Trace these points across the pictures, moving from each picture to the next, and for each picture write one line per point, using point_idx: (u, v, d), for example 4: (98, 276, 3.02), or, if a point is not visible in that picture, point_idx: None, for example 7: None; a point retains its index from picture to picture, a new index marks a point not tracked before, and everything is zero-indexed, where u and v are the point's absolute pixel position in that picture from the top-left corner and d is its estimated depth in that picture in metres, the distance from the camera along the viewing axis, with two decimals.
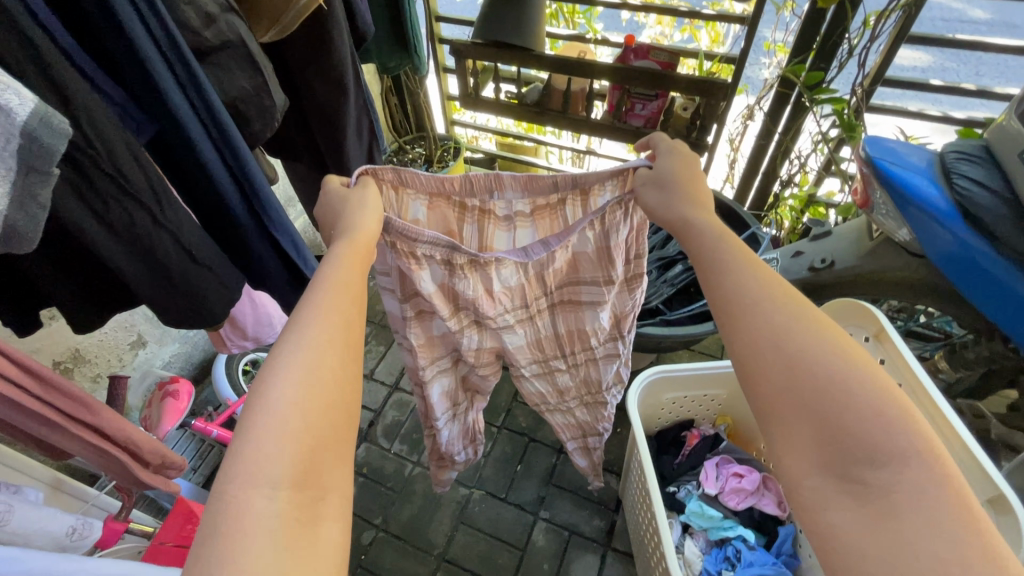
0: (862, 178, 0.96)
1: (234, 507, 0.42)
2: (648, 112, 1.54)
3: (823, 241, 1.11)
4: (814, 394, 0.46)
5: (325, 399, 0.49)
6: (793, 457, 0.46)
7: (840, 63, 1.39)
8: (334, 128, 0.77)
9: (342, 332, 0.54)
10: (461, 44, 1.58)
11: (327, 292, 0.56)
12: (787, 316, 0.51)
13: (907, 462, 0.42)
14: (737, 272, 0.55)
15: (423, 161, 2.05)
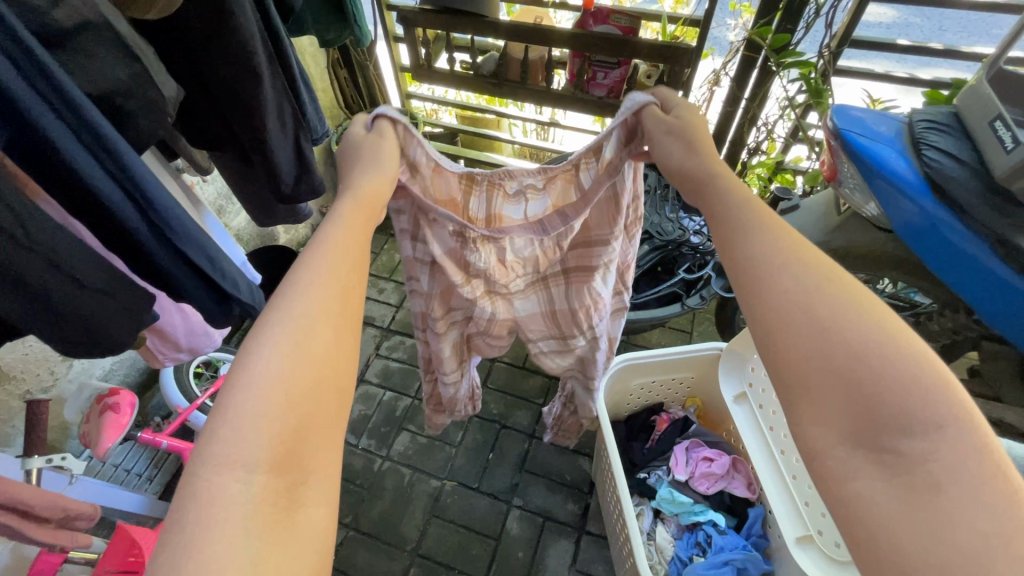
0: (829, 149, 0.92)
1: (204, 492, 0.36)
2: (611, 81, 1.46)
3: (790, 215, 1.07)
4: (844, 349, 0.42)
5: (319, 370, 0.43)
6: (818, 427, 0.41)
7: (806, 24, 1.33)
8: (251, 117, 0.68)
9: (342, 295, 0.49)
10: (408, 11, 1.46)
11: (328, 248, 0.51)
12: (810, 270, 0.46)
13: (942, 430, 0.39)
14: (762, 232, 0.50)
15: None
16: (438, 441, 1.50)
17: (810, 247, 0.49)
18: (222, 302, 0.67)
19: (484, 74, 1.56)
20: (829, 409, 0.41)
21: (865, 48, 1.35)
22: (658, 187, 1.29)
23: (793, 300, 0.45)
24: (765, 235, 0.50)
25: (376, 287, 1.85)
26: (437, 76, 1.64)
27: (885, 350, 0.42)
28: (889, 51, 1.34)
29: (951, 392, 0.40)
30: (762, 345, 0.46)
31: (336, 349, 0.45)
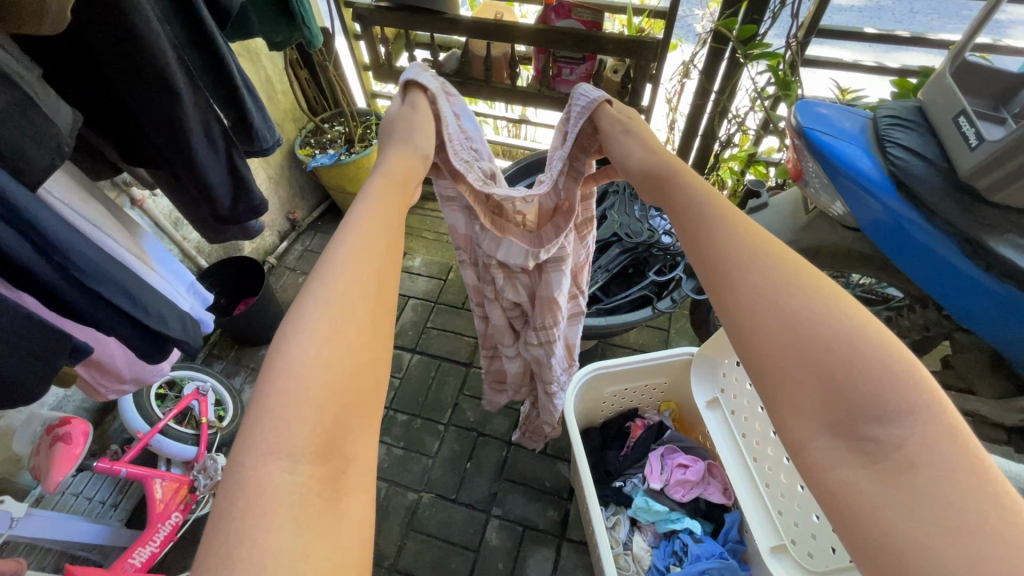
0: (793, 148, 0.90)
1: (253, 482, 0.37)
2: (577, 77, 1.42)
3: (759, 214, 1.05)
4: (815, 335, 0.41)
5: (356, 356, 0.44)
6: (796, 418, 0.41)
7: (772, 13, 1.30)
8: (174, 137, 0.63)
9: (373, 282, 0.50)
10: (364, 8, 1.40)
11: (357, 239, 0.52)
12: (778, 260, 0.46)
13: (916, 415, 0.37)
14: (719, 227, 0.50)
15: (344, 142, 1.88)
16: (415, 452, 1.47)
17: (774, 240, 0.48)
18: (151, 338, 0.62)
19: (448, 73, 1.50)
20: (806, 398, 0.40)
21: (833, 38, 1.32)
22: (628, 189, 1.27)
23: (756, 294, 0.45)
24: (731, 231, 0.49)
25: None
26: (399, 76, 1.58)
27: (855, 336, 0.41)
28: (857, 39, 1.32)
29: (919, 377, 0.39)
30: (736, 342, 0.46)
31: (369, 334, 0.46)
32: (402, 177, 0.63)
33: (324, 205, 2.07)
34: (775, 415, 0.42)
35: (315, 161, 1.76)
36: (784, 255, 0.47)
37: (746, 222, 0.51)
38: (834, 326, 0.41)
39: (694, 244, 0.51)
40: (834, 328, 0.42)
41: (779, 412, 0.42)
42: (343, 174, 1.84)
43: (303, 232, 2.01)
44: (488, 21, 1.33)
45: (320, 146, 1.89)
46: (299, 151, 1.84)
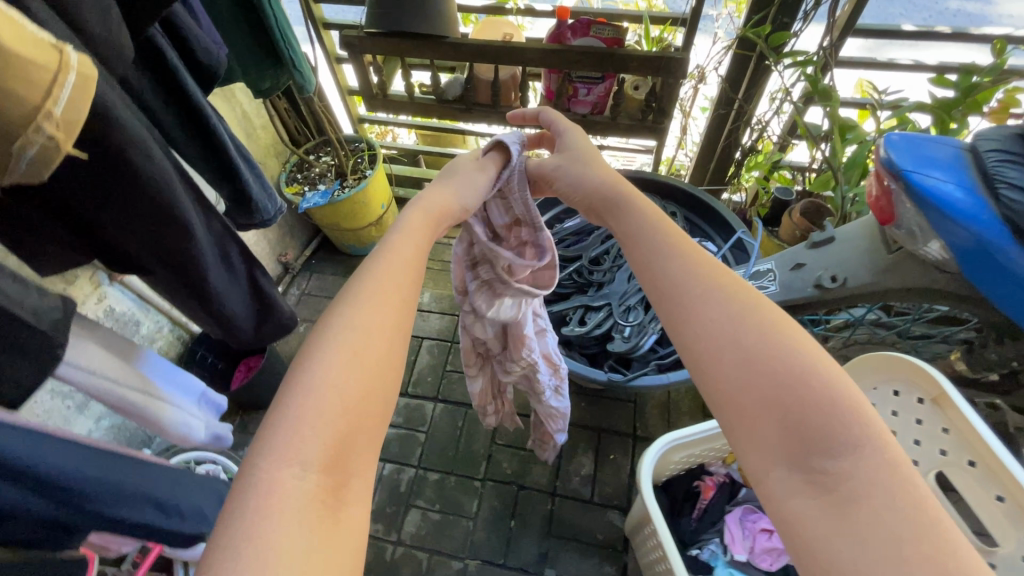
0: (883, 190, 0.80)
1: (266, 485, 0.42)
2: (595, 97, 1.29)
3: (825, 248, 0.96)
4: (771, 370, 0.50)
5: (377, 381, 0.50)
6: (757, 450, 0.48)
7: (804, 14, 1.20)
8: (189, 276, 0.51)
9: (399, 311, 0.56)
10: (353, 36, 1.24)
11: (382, 271, 0.59)
12: (726, 297, 0.56)
13: (861, 450, 0.45)
14: (670, 256, 0.62)
15: (334, 175, 1.72)
16: (453, 514, 1.37)
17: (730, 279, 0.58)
18: None
19: (452, 100, 1.36)
20: (762, 428, 0.48)
21: (869, 38, 1.23)
22: None
23: (713, 326, 0.55)
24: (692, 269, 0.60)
25: None
26: (396, 106, 1.41)
27: (812, 370, 0.49)
28: (894, 37, 1.23)
29: (863, 415, 0.47)
30: (699, 374, 0.55)
31: (387, 360, 0.52)
32: (437, 212, 0.70)
33: (316, 242, 1.92)
34: (737, 441, 0.51)
35: (307, 202, 1.61)
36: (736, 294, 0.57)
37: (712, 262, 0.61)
38: (771, 367, 0.50)
39: (662, 286, 0.61)
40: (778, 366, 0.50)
41: (741, 440, 0.50)
42: (338, 212, 1.70)
43: (298, 274, 1.86)
44: (497, 44, 1.19)
45: (309, 181, 1.72)
46: (287, 190, 1.68)
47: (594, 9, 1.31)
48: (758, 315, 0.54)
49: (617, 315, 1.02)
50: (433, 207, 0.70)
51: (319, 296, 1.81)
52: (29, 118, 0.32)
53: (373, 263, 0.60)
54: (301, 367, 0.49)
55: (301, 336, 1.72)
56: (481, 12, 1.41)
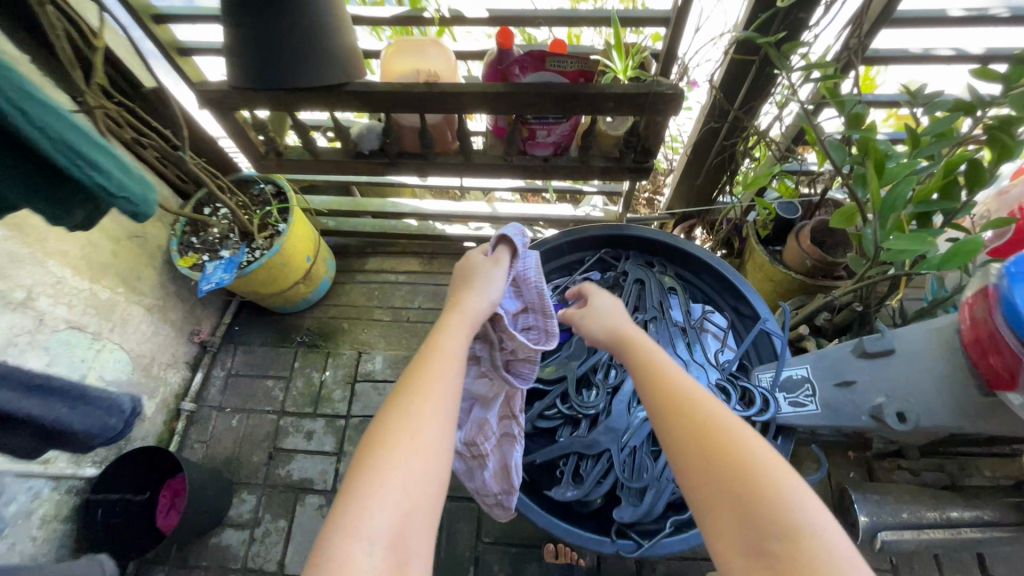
0: (1010, 358, 0.54)
1: (336, 560, 0.50)
2: (557, 137, 0.98)
3: (881, 364, 0.74)
4: (726, 464, 0.54)
5: (431, 468, 0.59)
6: (720, 539, 0.51)
7: (827, 6, 0.89)
8: None
9: (445, 404, 0.65)
10: (210, 90, 0.87)
11: (424, 368, 0.69)
12: (684, 415, 0.60)
13: (803, 536, 0.48)
14: (649, 360, 0.69)
15: (239, 236, 1.37)
16: None
17: (680, 398, 0.62)
18: None
19: (369, 155, 1.01)
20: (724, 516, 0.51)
21: (905, 27, 0.93)
22: (662, 305, 0.95)
23: (682, 418, 0.60)
24: (650, 385, 0.66)
25: (302, 431, 1.43)
26: (296, 166, 1.05)
27: (767, 460, 0.53)
28: (937, 25, 0.94)
29: (810, 504, 0.50)
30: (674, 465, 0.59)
31: (438, 446, 0.61)
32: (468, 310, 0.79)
33: (235, 304, 1.59)
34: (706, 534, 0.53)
35: (207, 282, 1.27)
36: (676, 409, 0.61)
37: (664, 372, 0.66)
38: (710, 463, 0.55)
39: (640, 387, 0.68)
40: (721, 463, 0.54)
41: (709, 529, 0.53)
42: (251, 282, 1.36)
43: (220, 350, 1.54)
44: (419, 91, 0.85)
45: (207, 247, 1.36)
46: (179, 263, 1.32)
47: (543, 13, 0.96)
48: (698, 420, 0.59)
49: (621, 469, 0.79)
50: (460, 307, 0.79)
51: (250, 375, 1.51)
52: None
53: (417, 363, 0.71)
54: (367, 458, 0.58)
55: (236, 432, 1.44)
56: (389, 21, 1.03)
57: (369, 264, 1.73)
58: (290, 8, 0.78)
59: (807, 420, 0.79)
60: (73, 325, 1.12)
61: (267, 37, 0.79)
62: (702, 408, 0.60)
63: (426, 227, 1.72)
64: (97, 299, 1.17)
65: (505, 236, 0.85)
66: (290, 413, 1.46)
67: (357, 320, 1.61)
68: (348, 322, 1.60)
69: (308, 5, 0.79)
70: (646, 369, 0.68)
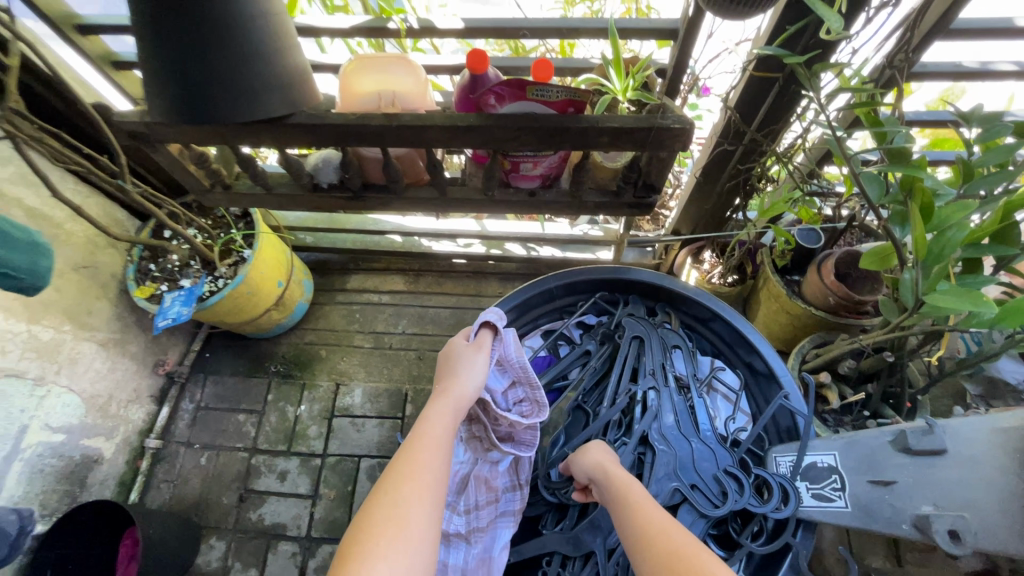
0: None
1: None
2: (545, 169, 0.85)
3: (929, 464, 0.61)
4: None
5: (419, 562, 0.53)
6: None
7: (868, 18, 0.73)
8: None
9: (436, 488, 0.61)
10: (133, 122, 0.74)
11: (411, 452, 0.63)
12: (658, 543, 0.54)
13: None
14: (623, 486, 0.63)
15: (202, 264, 1.26)
16: None
17: (653, 527, 0.56)
18: None
19: (328, 189, 0.89)
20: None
21: (957, 39, 0.78)
22: (665, 366, 0.82)
23: (663, 545, 0.54)
24: (624, 516, 0.60)
25: (275, 472, 1.33)
26: (247, 200, 0.92)
27: None
28: (999, 37, 0.79)
29: None
30: None
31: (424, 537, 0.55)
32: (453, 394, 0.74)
33: (203, 330, 1.48)
34: None
35: (164, 320, 1.15)
36: (652, 539, 0.55)
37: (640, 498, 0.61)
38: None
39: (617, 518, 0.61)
40: None
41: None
42: (213, 313, 1.24)
43: (189, 380, 1.44)
44: (376, 124, 0.73)
45: (167, 275, 1.25)
46: (136, 295, 1.20)
47: (527, 21, 0.83)
48: (671, 551, 0.53)
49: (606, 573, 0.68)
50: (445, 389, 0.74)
51: (221, 409, 1.41)
52: None
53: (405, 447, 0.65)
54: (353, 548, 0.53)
55: (204, 471, 1.34)
56: (350, 32, 0.89)
57: (350, 283, 1.61)
58: (210, 28, 0.63)
59: (834, 518, 0.67)
60: (9, 372, 1.02)
61: (188, 63, 0.65)
62: (676, 535, 0.54)
63: (411, 244, 1.59)
64: (37, 341, 1.07)
65: (487, 315, 0.82)
66: (263, 450, 1.36)
67: (337, 347, 1.50)
68: (326, 349, 1.48)
69: (236, 24, 0.65)
70: (622, 498, 0.62)
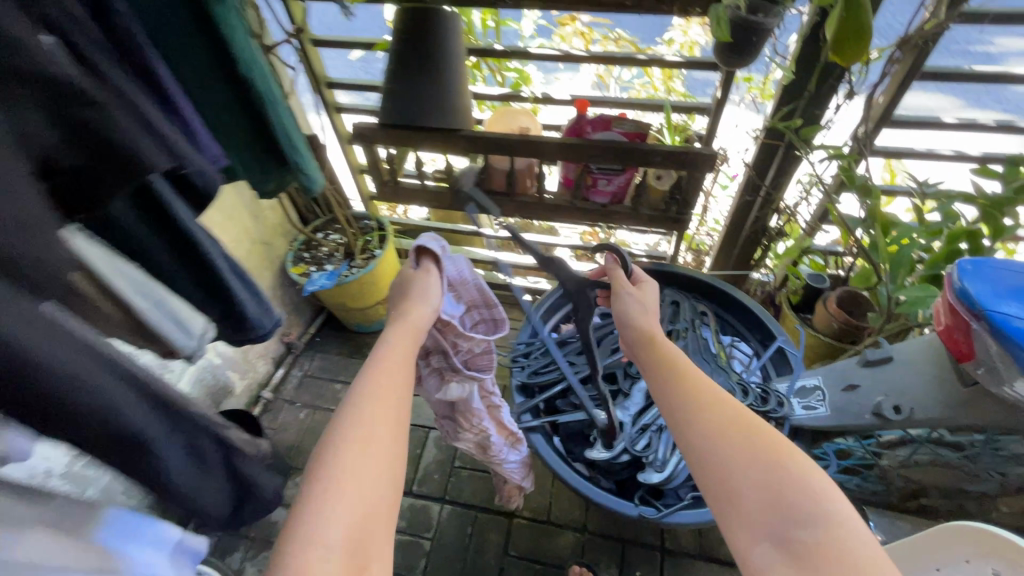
0: (962, 328, 0.69)
1: (299, 563, 0.51)
2: (615, 187, 1.24)
3: (883, 371, 0.86)
4: (761, 454, 0.58)
5: (386, 477, 0.60)
6: (742, 527, 0.55)
7: (837, 106, 1.13)
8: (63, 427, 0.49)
9: (396, 419, 0.65)
10: (366, 127, 1.20)
11: (371, 377, 0.67)
12: (715, 412, 0.63)
13: (828, 520, 0.52)
14: (671, 358, 0.71)
15: (342, 255, 1.67)
16: None
17: (715, 398, 0.64)
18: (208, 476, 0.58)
19: (465, 189, 1.31)
20: (749, 509, 0.55)
21: (903, 127, 1.17)
22: (693, 322, 1.10)
23: (724, 415, 0.62)
24: (671, 384, 0.68)
25: None
26: (407, 193, 1.37)
27: (795, 460, 0.57)
28: (935, 129, 1.16)
29: (822, 492, 0.54)
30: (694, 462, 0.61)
31: (391, 455, 0.62)
32: (412, 324, 0.77)
33: (320, 318, 1.85)
34: (722, 517, 0.57)
35: (313, 283, 1.53)
36: (705, 408, 0.63)
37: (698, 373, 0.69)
38: (746, 452, 0.58)
39: (660, 387, 0.69)
40: (759, 453, 0.58)
41: (729, 520, 0.56)
42: (343, 291, 1.62)
43: (301, 354, 1.78)
44: (514, 139, 1.15)
45: (316, 260, 1.66)
46: (292, 270, 1.61)
47: (614, 99, 1.30)
48: (730, 420, 0.61)
49: (629, 438, 0.93)
50: (403, 324, 0.76)
51: (322, 378, 1.72)
52: None
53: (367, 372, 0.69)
54: (320, 466, 0.58)
55: (301, 424, 1.62)
56: (495, 99, 1.38)
57: None
58: (437, 76, 1.10)
59: (817, 421, 0.90)
60: None
61: (416, 92, 1.12)
62: (732, 408, 0.63)
63: (492, 276, 1.97)
64: None
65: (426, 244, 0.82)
66: None
67: None
68: None
69: (449, 76, 1.11)
70: (669, 365, 0.70)
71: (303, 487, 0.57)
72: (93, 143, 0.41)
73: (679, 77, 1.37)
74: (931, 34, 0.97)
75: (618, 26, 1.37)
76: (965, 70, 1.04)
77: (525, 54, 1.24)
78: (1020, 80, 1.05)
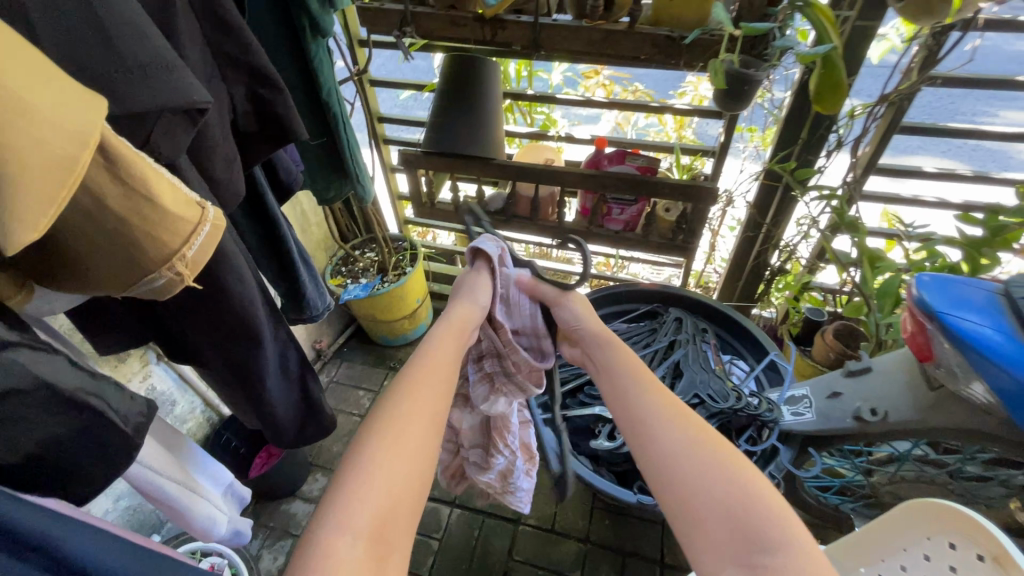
0: (921, 331, 0.80)
1: (325, 544, 0.49)
2: (628, 216, 1.38)
3: (863, 380, 0.95)
4: (729, 479, 0.60)
5: (420, 470, 0.60)
6: (708, 552, 0.57)
7: (829, 153, 1.27)
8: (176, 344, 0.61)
9: (430, 422, 0.65)
10: (411, 153, 1.37)
11: (411, 374, 0.70)
12: (690, 437, 0.65)
13: (785, 548, 0.53)
14: (649, 384, 0.74)
15: (376, 270, 1.82)
16: None
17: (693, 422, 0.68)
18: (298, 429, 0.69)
19: (493, 212, 1.47)
20: (714, 534, 0.57)
21: (888, 175, 1.31)
22: (695, 336, 1.21)
23: (697, 442, 0.65)
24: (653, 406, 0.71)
25: None
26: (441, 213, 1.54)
27: (761, 488, 0.59)
28: (917, 177, 1.30)
29: (787, 519, 0.56)
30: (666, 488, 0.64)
31: (424, 449, 0.61)
32: (460, 323, 0.82)
33: (349, 330, 1.99)
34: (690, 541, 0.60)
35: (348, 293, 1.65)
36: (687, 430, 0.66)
37: (669, 399, 0.72)
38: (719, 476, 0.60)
39: (637, 414, 0.71)
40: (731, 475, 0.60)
41: (695, 546, 0.59)
42: (374, 304, 1.76)
43: (329, 361, 1.90)
44: (540, 167, 1.31)
45: (352, 274, 1.82)
46: (331, 282, 1.77)
47: (630, 140, 1.47)
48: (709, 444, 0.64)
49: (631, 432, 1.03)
50: (450, 325, 0.81)
51: (347, 385, 1.84)
52: (166, 259, 0.34)
53: (409, 368, 0.72)
54: (357, 452, 0.58)
55: None
56: (524, 136, 1.56)
57: None
58: (476, 111, 1.29)
59: (805, 425, 0.98)
60: None
61: (456, 125, 1.30)
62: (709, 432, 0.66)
63: None
64: None
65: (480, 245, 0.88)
66: None
67: None
68: None
69: (485, 113, 1.30)
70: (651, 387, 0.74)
71: (337, 472, 0.57)
72: (263, 119, 0.54)
73: (688, 125, 1.55)
74: (905, 94, 1.12)
75: (636, 80, 1.57)
76: (939, 126, 1.19)
77: (552, 99, 1.43)
78: (989, 136, 1.19)
